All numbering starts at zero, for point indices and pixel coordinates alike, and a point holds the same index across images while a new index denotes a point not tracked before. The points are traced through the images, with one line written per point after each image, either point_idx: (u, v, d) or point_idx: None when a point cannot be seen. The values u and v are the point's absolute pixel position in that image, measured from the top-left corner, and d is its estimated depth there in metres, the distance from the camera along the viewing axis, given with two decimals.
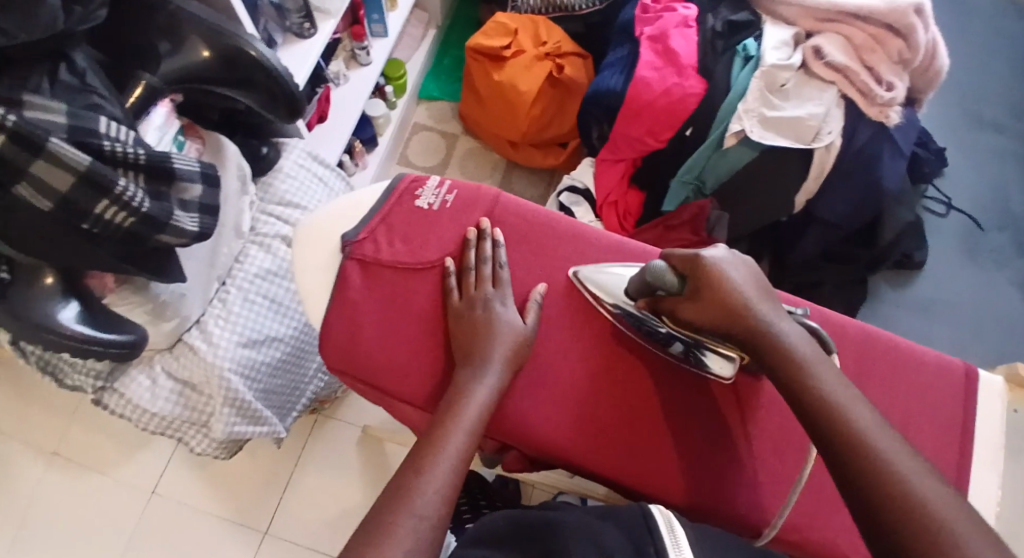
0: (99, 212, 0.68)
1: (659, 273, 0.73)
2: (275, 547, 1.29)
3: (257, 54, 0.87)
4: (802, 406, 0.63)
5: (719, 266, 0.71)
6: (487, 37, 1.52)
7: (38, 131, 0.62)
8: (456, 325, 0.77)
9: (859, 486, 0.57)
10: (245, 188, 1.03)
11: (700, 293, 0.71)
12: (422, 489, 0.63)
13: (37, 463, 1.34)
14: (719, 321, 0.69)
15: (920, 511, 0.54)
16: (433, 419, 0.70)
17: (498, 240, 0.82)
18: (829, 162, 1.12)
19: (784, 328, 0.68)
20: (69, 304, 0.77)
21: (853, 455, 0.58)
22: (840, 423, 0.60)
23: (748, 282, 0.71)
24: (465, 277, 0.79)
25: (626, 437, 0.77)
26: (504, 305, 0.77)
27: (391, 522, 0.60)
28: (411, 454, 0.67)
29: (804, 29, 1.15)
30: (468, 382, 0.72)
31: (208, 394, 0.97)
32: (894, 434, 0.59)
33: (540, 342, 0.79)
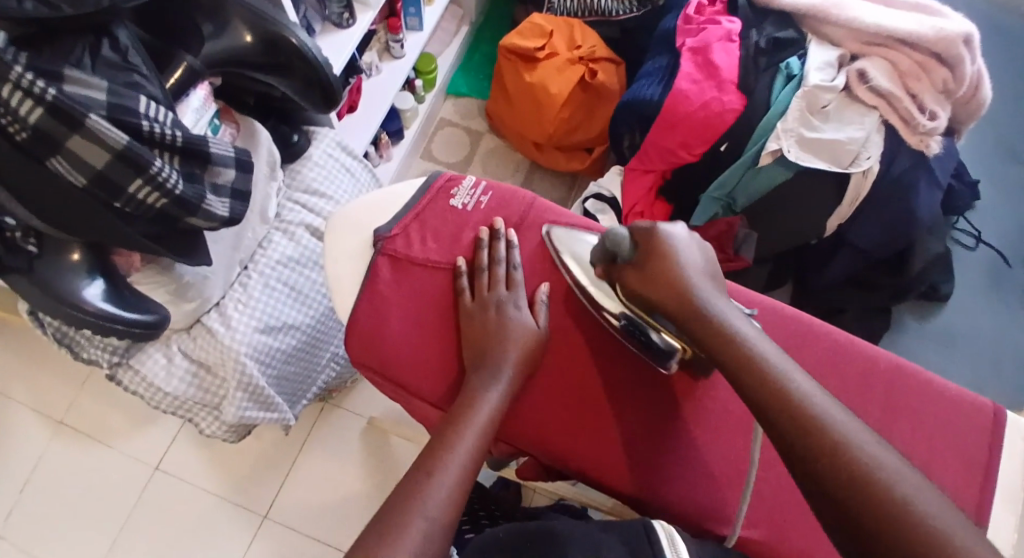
0: (132, 191, 0.68)
1: (618, 239, 0.73)
2: (273, 531, 1.28)
3: (296, 43, 0.87)
4: (739, 377, 0.61)
5: (668, 240, 0.71)
6: (522, 36, 1.51)
7: (78, 107, 0.62)
8: (467, 324, 0.76)
9: (798, 454, 0.55)
10: (274, 173, 1.03)
11: (646, 265, 0.70)
12: (432, 487, 0.62)
13: (43, 431, 1.34)
14: (660, 292, 0.69)
15: (862, 477, 0.52)
16: (444, 420, 0.69)
17: (511, 241, 0.81)
18: (865, 188, 1.09)
19: (724, 303, 0.67)
20: (94, 282, 0.76)
21: (794, 425, 0.56)
22: (773, 388, 0.59)
23: (695, 258, 0.70)
24: (480, 277, 0.78)
25: (636, 450, 0.74)
26: (516, 307, 0.76)
27: (402, 522, 0.59)
28: (421, 453, 0.66)
29: (848, 51, 1.13)
30: (481, 384, 0.71)
31: (222, 376, 0.97)
32: (837, 403, 0.57)
33: (552, 346, 0.78)
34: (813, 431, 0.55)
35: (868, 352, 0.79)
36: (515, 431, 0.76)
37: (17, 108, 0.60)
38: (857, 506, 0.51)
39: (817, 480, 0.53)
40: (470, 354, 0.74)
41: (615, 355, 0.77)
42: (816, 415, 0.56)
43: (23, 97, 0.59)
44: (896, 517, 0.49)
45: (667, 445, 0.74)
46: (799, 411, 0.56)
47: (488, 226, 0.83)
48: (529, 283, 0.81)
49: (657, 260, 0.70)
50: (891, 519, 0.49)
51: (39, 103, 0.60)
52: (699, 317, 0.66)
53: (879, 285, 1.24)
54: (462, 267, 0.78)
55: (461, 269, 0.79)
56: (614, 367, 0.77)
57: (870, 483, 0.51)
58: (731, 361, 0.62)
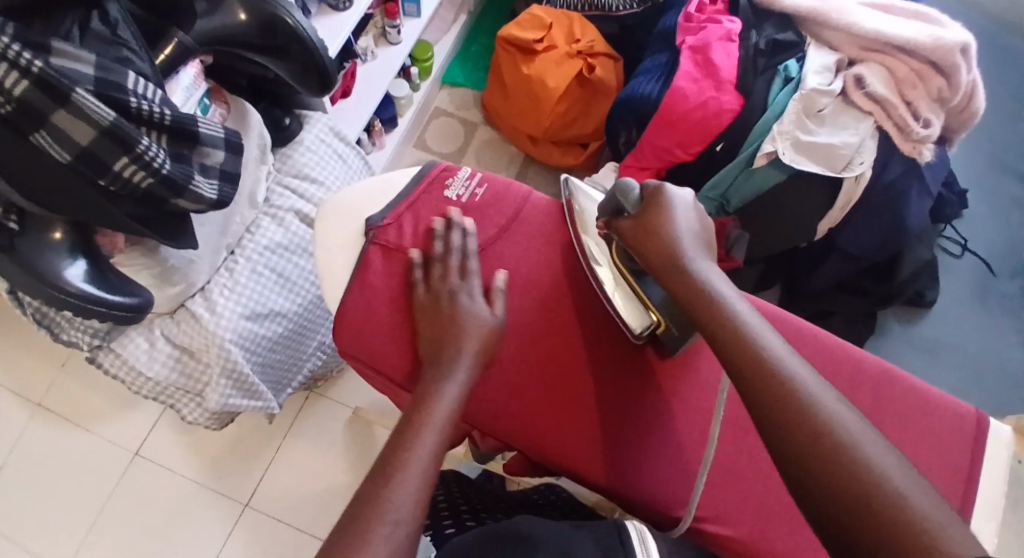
0: (118, 169, 0.67)
1: (626, 190, 0.73)
2: (254, 519, 1.27)
3: (291, 23, 0.85)
4: (712, 330, 0.61)
5: (668, 198, 0.70)
6: (520, 28, 1.50)
7: (64, 80, 0.60)
8: (422, 317, 0.75)
9: (759, 408, 0.55)
10: (264, 157, 1.01)
11: (642, 220, 0.70)
12: (392, 488, 0.61)
13: (22, 412, 1.32)
14: (649, 248, 0.69)
15: (819, 434, 0.51)
16: (402, 417, 0.68)
17: (465, 229, 0.79)
18: (856, 194, 1.09)
19: (708, 264, 0.66)
20: (76, 262, 0.74)
21: (760, 377, 0.56)
22: (743, 343, 0.58)
23: (689, 221, 0.70)
24: (432, 268, 0.77)
25: (612, 446, 0.74)
26: (469, 297, 0.75)
27: (367, 529, 0.58)
28: (382, 450, 0.65)
29: (847, 56, 1.13)
30: (438, 379, 0.69)
31: (206, 362, 0.95)
32: (809, 367, 0.56)
33: (508, 336, 0.77)
34: (777, 387, 0.55)
35: (858, 358, 0.79)
36: (497, 425, 0.75)
37: (2, 80, 0.58)
38: (811, 462, 0.51)
39: (773, 437, 0.53)
40: (425, 346, 0.73)
41: (606, 353, 0.77)
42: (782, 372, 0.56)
43: (8, 70, 0.58)
44: (848, 477, 0.49)
45: (655, 445, 0.74)
46: (764, 366, 0.56)
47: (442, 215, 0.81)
48: (483, 271, 0.79)
49: (651, 219, 0.70)
50: (842, 478, 0.49)
51: (24, 76, 0.58)
52: (680, 275, 0.66)
53: (867, 290, 1.25)
54: (414, 258, 0.77)
55: (414, 259, 0.77)
56: (604, 364, 0.77)
57: (827, 442, 0.51)
58: (704, 316, 0.62)
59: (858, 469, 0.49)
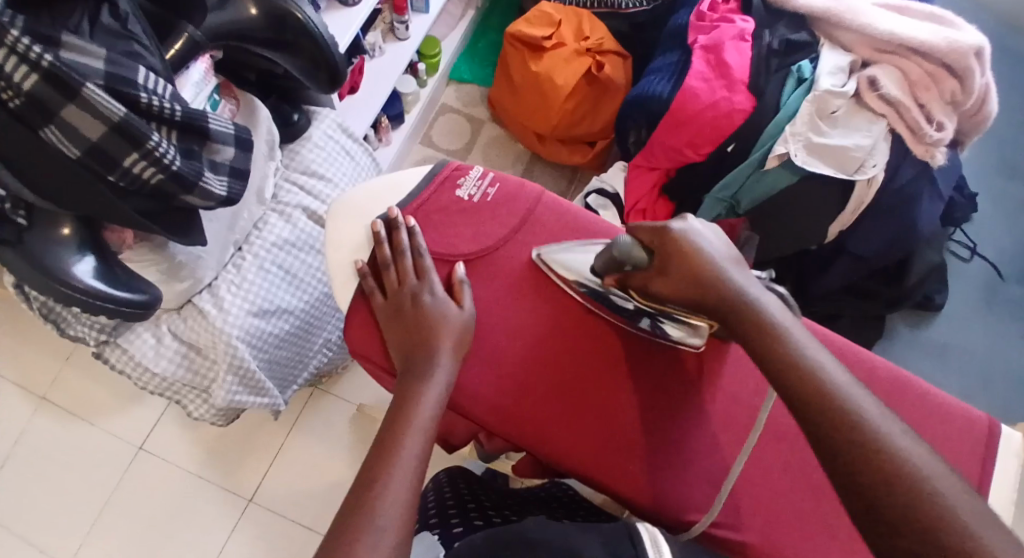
0: (127, 164, 0.66)
1: (626, 249, 0.71)
2: (258, 515, 1.27)
3: (301, 17, 0.85)
4: (773, 369, 0.60)
5: (687, 236, 0.68)
6: (529, 24, 1.49)
7: (73, 74, 0.60)
8: (387, 323, 0.75)
9: (828, 445, 0.54)
10: (272, 153, 1.01)
11: (669, 268, 0.68)
12: (381, 496, 0.61)
13: (26, 405, 1.32)
14: (688, 292, 0.67)
15: (890, 469, 0.51)
16: (384, 422, 0.68)
17: (411, 228, 0.78)
18: (868, 197, 1.09)
19: (752, 287, 0.66)
20: (85, 258, 0.74)
21: (827, 415, 0.56)
22: (806, 377, 0.58)
23: (719, 247, 0.68)
24: (387, 274, 0.76)
25: (614, 448, 0.73)
26: (432, 294, 0.74)
27: (354, 539, 0.58)
28: (368, 456, 0.65)
29: (860, 57, 1.12)
30: (415, 382, 0.69)
31: (212, 358, 0.95)
32: (869, 394, 0.57)
33: (479, 330, 0.77)
34: (845, 422, 0.55)
35: (870, 363, 0.78)
36: (504, 428, 0.74)
37: (11, 74, 0.58)
38: (885, 497, 0.50)
39: (845, 472, 0.53)
40: (397, 351, 0.73)
41: (615, 355, 0.76)
42: (849, 406, 0.55)
43: (18, 64, 0.57)
44: (924, 511, 0.49)
45: (665, 448, 0.73)
46: (831, 400, 0.56)
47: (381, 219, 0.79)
48: (438, 269, 0.79)
49: (679, 266, 0.67)
50: (919, 512, 0.49)
51: (33, 69, 0.58)
52: (729, 304, 0.65)
53: (875, 293, 1.24)
54: (363, 269, 0.77)
55: (362, 270, 0.77)
56: (612, 366, 0.76)
57: (900, 476, 0.51)
58: (762, 349, 0.62)
59: (936, 504, 0.49)
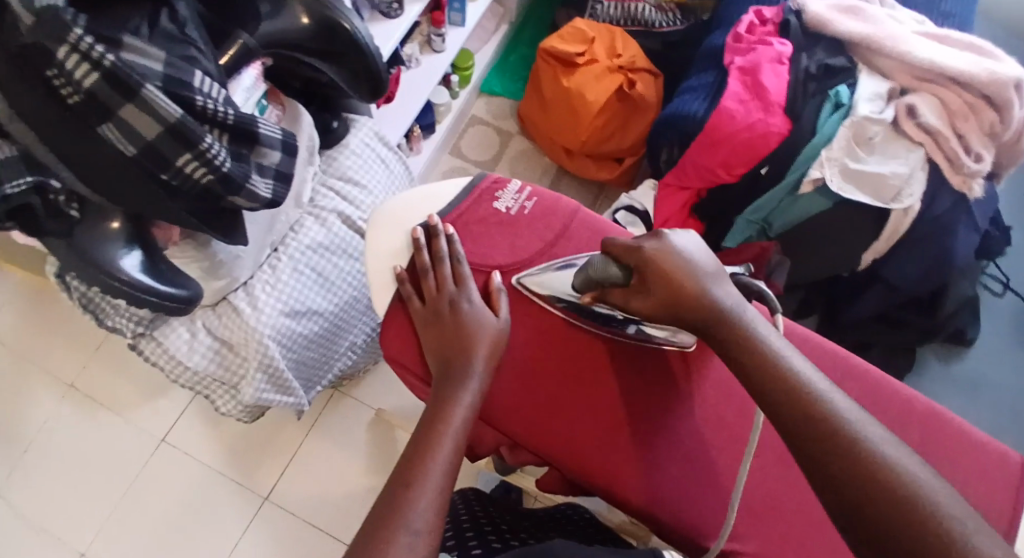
0: (180, 164, 0.68)
1: (603, 267, 0.71)
2: (273, 513, 1.28)
3: (349, 27, 0.87)
4: (772, 401, 0.60)
5: (665, 255, 0.69)
6: (563, 41, 1.49)
7: (134, 75, 0.61)
8: (424, 327, 0.76)
9: (823, 462, 0.56)
10: (311, 159, 1.02)
11: (652, 287, 0.68)
12: (415, 497, 0.61)
13: (54, 393, 1.34)
14: (673, 311, 0.67)
15: (890, 489, 0.53)
16: (420, 423, 0.68)
17: (451, 236, 0.79)
18: (903, 226, 1.08)
19: (740, 307, 0.67)
20: (131, 253, 0.75)
21: (834, 453, 0.55)
22: (796, 395, 0.59)
23: (707, 264, 0.69)
24: (425, 279, 0.77)
25: (642, 463, 0.73)
26: (470, 301, 0.75)
27: (388, 539, 0.58)
28: (405, 456, 0.66)
29: (899, 84, 1.12)
30: (452, 385, 0.70)
31: (244, 356, 0.97)
32: (875, 423, 0.58)
33: (513, 340, 0.77)
34: (841, 439, 0.56)
35: (905, 393, 0.78)
36: (534, 438, 0.74)
37: (71, 70, 0.59)
38: (886, 517, 0.52)
39: (843, 491, 0.54)
40: (433, 354, 0.74)
41: (649, 370, 0.76)
42: (843, 423, 0.57)
43: (79, 61, 0.59)
44: (927, 532, 0.50)
45: (693, 464, 0.73)
46: (821, 419, 0.57)
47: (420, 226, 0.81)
48: (475, 278, 0.80)
49: (662, 284, 0.68)
50: (920, 532, 0.50)
51: (96, 68, 0.59)
52: (720, 323, 0.66)
53: (907, 322, 1.21)
54: (401, 274, 0.78)
55: (399, 274, 0.78)
56: (645, 382, 0.76)
57: (900, 496, 0.52)
58: (751, 366, 0.63)
59: (938, 524, 0.51)
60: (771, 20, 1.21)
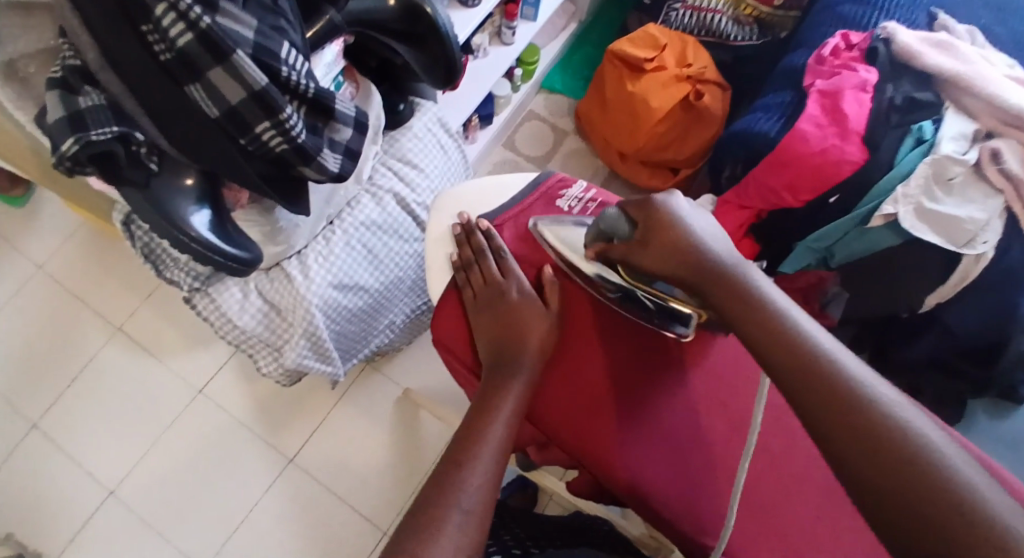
0: (257, 131, 0.70)
1: (612, 221, 0.71)
2: (294, 476, 1.29)
3: (429, 11, 0.88)
4: (806, 406, 0.54)
5: (672, 210, 0.68)
6: (633, 44, 1.47)
7: (228, 40, 0.62)
8: (476, 317, 0.76)
9: (824, 429, 0.53)
10: (376, 138, 1.01)
11: (651, 238, 0.67)
12: (464, 478, 0.61)
13: (101, 332, 1.37)
14: (672, 265, 0.66)
15: (894, 452, 0.50)
16: (470, 412, 0.68)
17: (487, 232, 0.80)
18: (973, 273, 1.03)
19: (734, 258, 0.65)
20: (201, 211, 0.76)
21: (876, 452, 0.50)
22: (796, 353, 0.57)
23: (702, 220, 0.68)
24: (471, 272, 0.78)
25: (681, 479, 0.71)
26: (520, 292, 0.76)
27: (441, 516, 0.58)
28: (455, 441, 0.66)
29: (985, 127, 1.07)
30: (504, 377, 0.70)
31: (290, 321, 0.98)
32: (921, 414, 0.52)
33: (564, 339, 0.77)
34: (844, 399, 0.53)
35: None
36: (572, 441, 0.73)
37: (167, 28, 0.60)
38: (884, 482, 0.49)
39: (841, 460, 0.51)
40: (484, 343, 0.74)
41: (699, 387, 0.74)
42: (845, 383, 0.54)
43: (176, 20, 0.60)
44: (930, 494, 0.47)
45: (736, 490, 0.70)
46: (822, 377, 0.54)
47: (464, 220, 0.82)
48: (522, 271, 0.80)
49: (665, 233, 0.67)
50: (913, 490, 0.48)
51: (191, 28, 0.60)
52: (708, 272, 0.65)
53: (963, 373, 1.09)
54: (454, 262, 0.79)
55: (452, 263, 0.79)
56: (694, 401, 0.74)
57: (905, 460, 0.49)
58: (743, 319, 0.61)
59: (944, 489, 0.47)
60: (857, 45, 1.18)
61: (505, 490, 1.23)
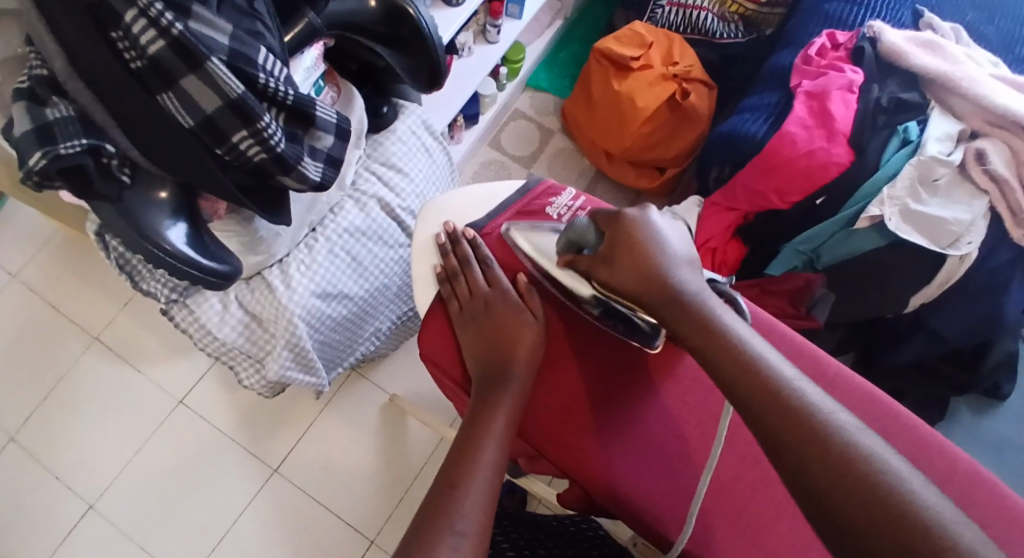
0: (235, 140, 0.68)
1: (581, 230, 0.71)
2: (279, 485, 1.27)
3: (412, 13, 0.87)
4: (769, 436, 0.55)
5: (641, 226, 0.68)
6: (619, 43, 1.46)
7: (201, 47, 0.61)
8: (462, 328, 0.75)
9: (792, 459, 0.53)
10: (357, 143, 1.00)
11: (616, 255, 0.67)
12: (460, 500, 0.61)
13: (78, 342, 1.34)
14: (635, 286, 0.66)
15: (852, 472, 0.51)
16: (461, 430, 0.68)
17: (474, 240, 0.78)
18: (958, 273, 1.03)
19: (701, 289, 0.65)
20: (177, 224, 0.74)
21: (840, 476, 0.51)
22: (758, 380, 0.57)
23: (676, 246, 0.68)
24: (456, 284, 0.77)
25: (672, 489, 0.70)
26: (507, 302, 0.75)
27: (437, 538, 0.58)
28: (447, 462, 0.66)
29: (970, 127, 1.07)
30: (492, 392, 0.69)
31: (272, 332, 0.96)
32: (874, 434, 0.54)
33: (552, 350, 0.76)
34: (806, 425, 0.54)
35: (954, 452, 0.69)
36: (561, 454, 0.72)
37: (137, 35, 0.59)
38: (841, 500, 0.50)
39: (801, 478, 0.52)
40: (473, 356, 0.74)
41: (693, 397, 0.73)
42: (808, 410, 0.55)
43: (146, 26, 0.58)
44: (888, 513, 0.48)
45: (731, 503, 0.69)
46: (784, 403, 0.55)
47: (450, 228, 0.80)
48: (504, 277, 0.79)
49: (633, 247, 0.67)
50: (878, 514, 0.49)
51: (163, 35, 0.59)
52: (674, 302, 0.64)
53: (947, 377, 1.12)
54: (439, 274, 0.78)
55: (437, 275, 0.78)
56: (687, 410, 0.73)
57: (862, 480, 0.50)
58: (704, 345, 0.61)
59: (909, 510, 0.48)
60: (845, 45, 1.18)
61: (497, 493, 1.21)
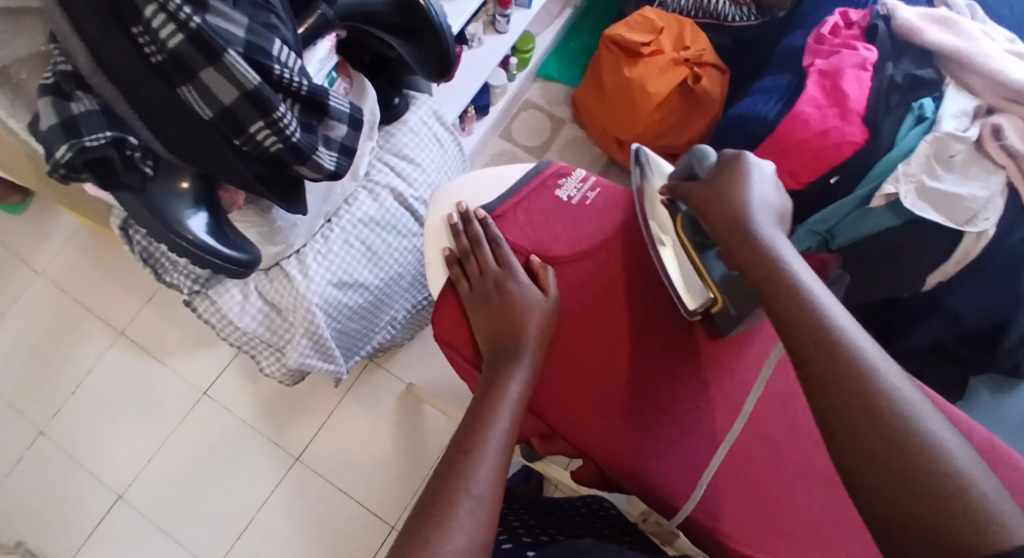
0: (252, 131, 0.69)
1: (704, 160, 0.73)
2: (302, 475, 1.29)
3: (423, 3, 0.87)
4: (808, 370, 0.54)
5: (743, 175, 0.68)
6: (629, 29, 1.45)
7: (218, 40, 0.62)
8: (472, 308, 0.76)
9: (826, 396, 0.53)
10: (370, 134, 1.01)
11: (715, 202, 0.68)
12: (474, 466, 0.62)
13: (103, 337, 1.36)
14: (722, 227, 0.66)
15: (879, 416, 0.50)
16: (473, 404, 0.69)
17: (484, 221, 0.79)
18: (974, 250, 1.02)
19: (772, 229, 0.65)
20: (198, 213, 0.76)
21: (867, 419, 0.50)
22: (803, 314, 0.57)
23: (769, 195, 0.68)
24: (466, 263, 0.78)
25: (686, 460, 0.71)
26: (517, 282, 0.75)
27: (451, 504, 0.59)
28: (459, 432, 0.66)
29: (986, 103, 1.06)
30: (503, 366, 0.70)
31: (291, 321, 0.97)
32: (905, 376, 0.53)
33: (563, 329, 0.77)
34: (841, 363, 0.53)
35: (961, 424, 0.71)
36: (572, 428, 0.73)
37: (157, 29, 0.60)
38: (869, 441, 0.50)
39: (825, 410, 0.53)
40: (484, 335, 0.74)
41: (704, 374, 0.75)
42: (848, 346, 0.54)
43: (166, 21, 0.59)
44: (907, 456, 0.48)
45: (742, 484, 0.70)
46: (821, 330, 0.55)
47: (460, 209, 0.81)
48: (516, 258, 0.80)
49: (727, 188, 0.68)
50: (897, 458, 0.49)
51: (182, 30, 0.60)
52: (743, 237, 0.64)
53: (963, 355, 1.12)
54: (449, 257, 0.79)
55: (447, 257, 0.79)
56: (698, 386, 0.75)
57: (882, 417, 0.50)
58: (754, 269, 0.62)
59: (925, 458, 0.48)
60: (857, 23, 1.18)
61: (514, 478, 1.22)
